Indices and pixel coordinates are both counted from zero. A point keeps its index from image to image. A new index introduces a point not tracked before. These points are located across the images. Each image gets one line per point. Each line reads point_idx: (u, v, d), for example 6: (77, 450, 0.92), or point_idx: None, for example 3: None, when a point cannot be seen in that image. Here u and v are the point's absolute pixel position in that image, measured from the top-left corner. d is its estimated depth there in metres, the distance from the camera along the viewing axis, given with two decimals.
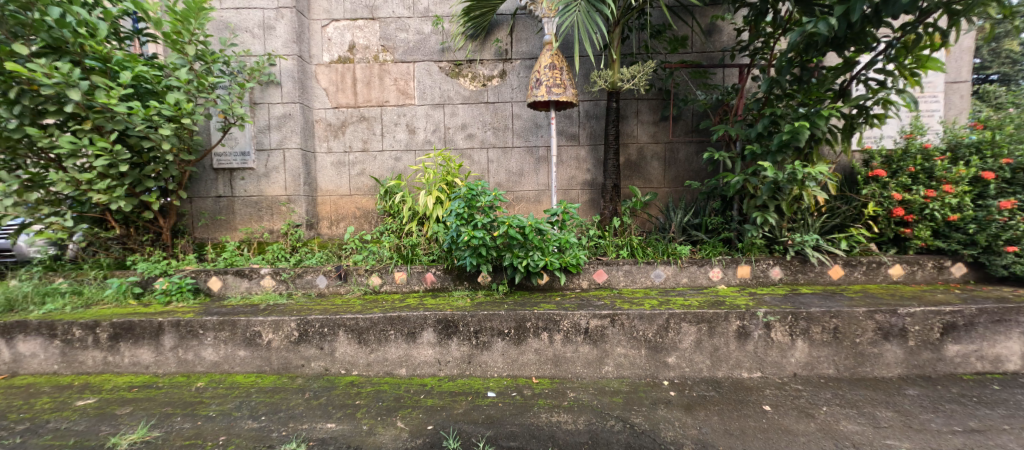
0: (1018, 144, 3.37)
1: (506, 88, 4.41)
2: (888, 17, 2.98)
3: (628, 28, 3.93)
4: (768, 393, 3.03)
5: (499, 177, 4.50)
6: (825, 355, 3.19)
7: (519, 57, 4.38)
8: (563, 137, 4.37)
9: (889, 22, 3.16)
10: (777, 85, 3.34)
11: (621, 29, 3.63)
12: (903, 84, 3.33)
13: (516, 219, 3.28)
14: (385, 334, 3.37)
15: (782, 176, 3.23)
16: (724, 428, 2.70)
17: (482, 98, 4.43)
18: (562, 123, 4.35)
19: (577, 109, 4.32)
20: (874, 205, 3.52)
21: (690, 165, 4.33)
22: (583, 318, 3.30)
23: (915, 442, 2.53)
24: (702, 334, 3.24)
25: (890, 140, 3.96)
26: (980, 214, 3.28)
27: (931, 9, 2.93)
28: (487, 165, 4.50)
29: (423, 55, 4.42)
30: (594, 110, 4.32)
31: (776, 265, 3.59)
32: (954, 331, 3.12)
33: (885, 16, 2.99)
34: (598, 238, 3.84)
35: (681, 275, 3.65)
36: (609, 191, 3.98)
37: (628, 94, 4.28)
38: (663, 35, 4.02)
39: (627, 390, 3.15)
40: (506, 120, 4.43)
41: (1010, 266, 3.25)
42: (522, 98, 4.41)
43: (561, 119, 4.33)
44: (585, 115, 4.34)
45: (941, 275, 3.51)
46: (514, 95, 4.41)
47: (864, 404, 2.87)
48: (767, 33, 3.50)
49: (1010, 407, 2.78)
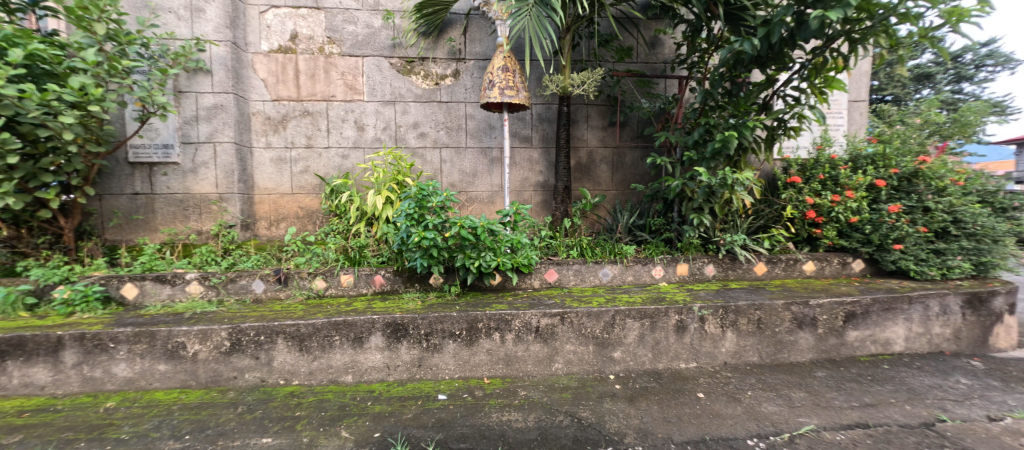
0: (903, 156, 3.84)
1: (460, 88, 4.38)
2: (802, 41, 3.37)
3: (578, 35, 4.06)
4: (702, 382, 3.29)
5: (452, 177, 4.45)
6: (751, 344, 3.52)
7: (473, 58, 4.37)
8: (517, 139, 4.41)
9: (803, 45, 3.55)
10: (711, 97, 3.64)
11: (571, 36, 3.74)
12: (815, 100, 3.73)
13: (467, 220, 3.31)
14: (330, 340, 3.23)
15: (716, 181, 3.50)
16: (663, 416, 2.90)
17: (434, 97, 4.36)
18: (515, 125, 4.40)
19: (530, 112, 4.39)
20: (792, 208, 3.92)
21: (636, 169, 4.56)
22: (535, 317, 3.38)
23: (822, 418, 2.86)
24: (645, 329, 3.45)
25: (805, 151, 4.47)
26: (874, 216, 3.72)
27: (836, 36, 3.35)
28: (440, 165, 4.43)
29: (373, 50, 4.26)
30: (546, 114, 4.41)
31: (710, 262, 3.87)
32: (854, 319, 3.56)
33: (799, 39, 3.37)
34: (550, 239, 3.93)
35: (626, 274, 3.81)
36: (560, 192, 4.08)
37: (578, 99, 4.42)
38: (611, 44, 4.21)
39: (576, 386, 3.28)
40: (459, 120, 4.40)
41: (897, 261, 3.73)
42: (475, 98, 4.41)
43: (515, 121, 4.38)
44: (537, 118, 4.41)
45: (844, 270, 3.96)
46: (467, 95, 4.40)
47: (782, 387, 3.20)
48: (702, 49, 3.81)
49: (896, 383, 3.24)
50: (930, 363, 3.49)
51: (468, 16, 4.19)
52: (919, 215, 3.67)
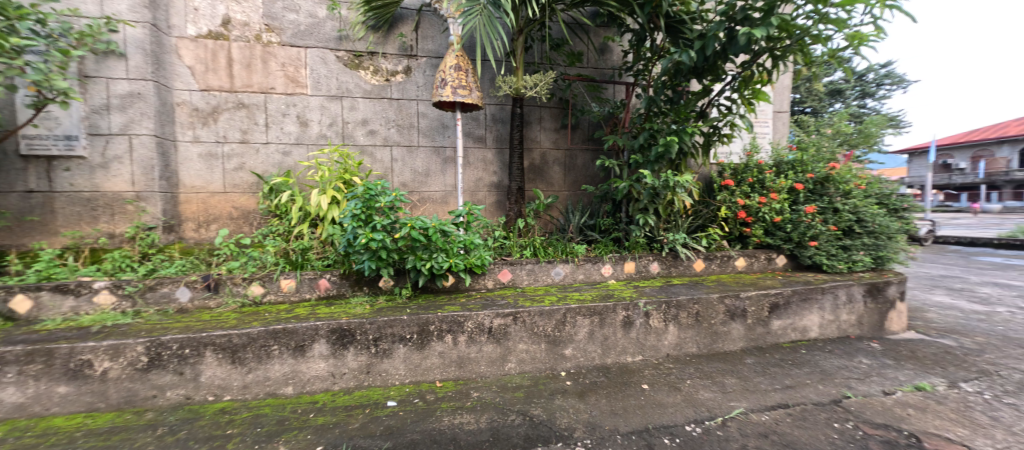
0: (817, 163, 4.28)
1: (412, 86, 4.26)
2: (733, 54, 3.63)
3: (531, 38, 4.10)
4: (646, 374, 3.46)
5: (404, 176, 4.31)
6: (690, 336, 3.75)
7: (425, 55, 4.28)
8: (470, 139, 4.37)
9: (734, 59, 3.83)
10: (654, 104, 3.84)
11: (524, 39, 3.78)
12: (745, 110, 4.06)
13: (418, 221, 3.22)
14: (268, 350, 3.00)
15: (659, 183, 3.71)
16: (610, 409, 3.01)
17: (384, 94, 4.19)
18: (469, 125, 4.35)
19: (484, 113, 4.36)
20: (725, 209, 4.25)
21: (587, 171, 4.70)
22: (487, 317, 3.37)
23: (750, 401, 3.12)
24: (594, 325, 3.55)
25: (737, 156, 4.87)
26: (795, 216, 4.12)
27: (761, 52, 3.65)
28: (391, 164, 4.27)
29: (317, 41, 4.02)
30: (500, 114, 4.41)
31: (654, 260, 4.07)
32: (778, 309, 3.91)
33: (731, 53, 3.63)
34: (503, 239, 3.97)
35: (578, 272, 3.91)
36: (513, 192, 4.12)
37: (532, 101, 4.46)
38: (562, 48, 4.30)
39: (528, 384, 3.32)
40: (411, 118, 4.27)
41: (812, 256, 4.14)
42: (428, 96, 4.30)
43: (468, 121, 4.33)
44: (491, 118, 4.40)
45: (770, 265, 4.33)
46: (420, 93, 4.28)
47: (716, 375, 3.45)
48: (646, 57, 4.02)
49: (811, 365, 3.61)
50: (839, 347, 3.92)
51: (419, 11, 4.09)
52: (831, 215, 4.11)
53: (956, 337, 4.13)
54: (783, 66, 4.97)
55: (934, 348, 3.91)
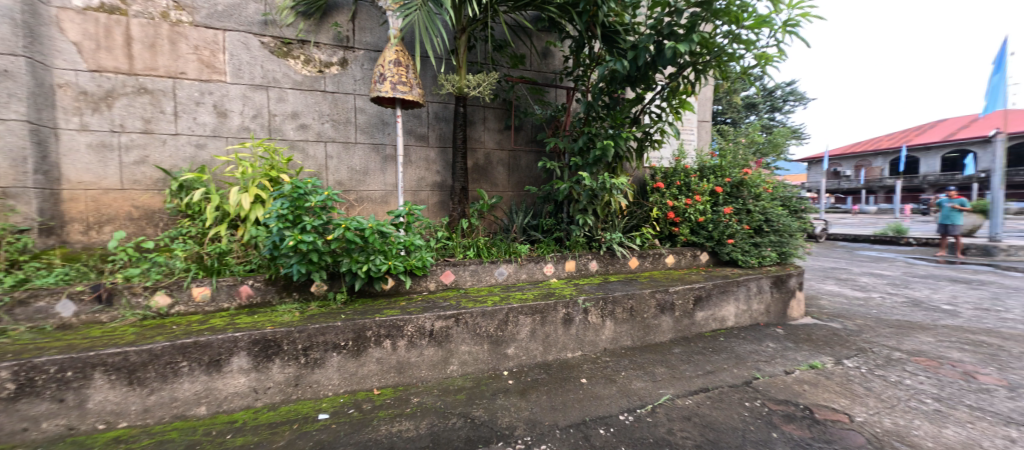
0: (733, 168, 4.69)
1: (347, 79, 4.03)
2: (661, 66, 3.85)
3: (474, 37, 4.07)
4: (585, 368, 3.57)
5: (339, 174, 4.04)
6: (625, 330, 3.93)
7: (362, 47, 4.05)
8: (412, 137, 4.24)
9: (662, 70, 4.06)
10: (592, 109, 4.01)
11: (466, 38, 3.77)
12: (673, 118, 4.33)
13: (354, 222, 3.04)
14: (175, 367, 2.66)
15: (597, 184, 3.85)
16: (550, 405, 3.06)
17: (317, 86, 3.92)
18: (410, 122, 4.22)
19: (426, 110, 4.25)
20: (657, 209, 4.52)
21: (530, 171, 4.72)
22: (428, 320, 3.26)
23: (676, 388, 3.34)
24: (535, 323, 3.59)
25: (667, 161, 5.22)
26: (716, 217, 4.48)
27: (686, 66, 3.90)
28: (326, 160, 4.00)
29: (237, 24, 3.67)
30: (443, 113, 4.32)
31: (593, 259, 4.19)
32: (702, 301, 4.22)
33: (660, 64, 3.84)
34: (446, 240, 3.93)
35: (521, 272, 3.93)
36: (457, 193, 4.12)
37: (475, 101, 4.41)
38: (505, 50, 4.33)
39: (470, 386, 3.28)
40: (347, 113, 4.04)
41: (730, 252, 4.53)
42: (365, 91, 4.10)
43: (410, 119, 4.21)
44: (434, 117, 4.30)
45: (695, 261, 4.65)
46: (357, 87, 4.07)
47: (648, 365, 3.65)
48: (585, 64, 4.18)
49: (728, 351, 3.96)
50: (751, 334, 4.33)
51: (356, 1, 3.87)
52: (745, 216, 4.52)
53: (842, 321, 4.76)
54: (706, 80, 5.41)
55: (825, 331, 4.46)
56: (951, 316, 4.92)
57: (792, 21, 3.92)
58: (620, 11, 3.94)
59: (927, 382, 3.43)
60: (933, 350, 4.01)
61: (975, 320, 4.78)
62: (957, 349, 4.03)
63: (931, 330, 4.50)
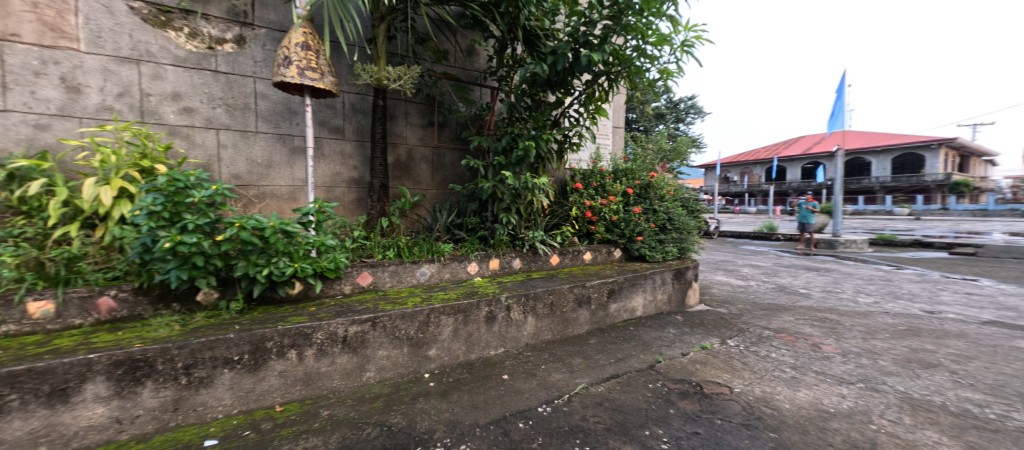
0: (642, 171, 5.03)
1: (246, 59, 3.56)
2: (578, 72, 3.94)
3: (394, 28, 4.00)
4: (507, 364, 3.56)
5: (236, 167, 3.55)
6: (546, 325, 3.99)
7: (264, 26, 3.61)
8: (325, 129, 3.89)
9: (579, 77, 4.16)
10: (515, 110, 4.07)
11: (385, 27, 3.67)
12: (590, 123, 4.48)
13: (251, 221, 2.66)
14: (3, 401, 2.14)
15: (519, 184, 3.86)
16: (471, 403, 2.99)
17: (205, 64, 3.41)
18: (323, 113, 3.88)
19: (341, 101, 3.94)
20: (576, 209, 4.71)
21: (455, 170, 4.72)
22: (341, 325, 2.99)
23: (592, 376, 3.46)
24: (458, 323, 3.48)
25: (585, 163, 5.48)
26: (627, 216, 4.77)
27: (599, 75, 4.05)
28: (219, 150, 3.48)
29: None
30: (360, 105, 4.05)
31: (516, 257, 4.20)
32: (615, 293, 4.43)
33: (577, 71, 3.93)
34: (363, 239, 3.72)
35: (443, 272, 3.82)
36: (376, 190, 3.95)
37: (396, 95, 4.29)
38: (427, 44, 4.29)
39: (388, 392, 3.08)
40: (245, 98, 3.56)
41: (639, 249, 4.82)
42: (268, 75, 3.65)
43: (322, 109, 3.87)
44: (350, 108, 4.01)
45: (610, 257, 4.86)
46: (257, 70, 3.61)
47: (565, 356, 3.75)
48: (508, 65, 4.24)
49: (634, 338, 4.20)
50: (655, 321, 4.64)
51: None
52: (652, 215, 4.86)
53: (727, 306, 5.34)
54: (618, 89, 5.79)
55: (714, 316, 4.95)
56: (806, 297, 5.79)
57: (688, 41, 4.24)
58: (540, 16, 4.00)
59: (786, 353, 3.94)
60: (791, 326, 4.63)
61: (821, 300, 5.67)
62: (808, 325, 4.69)
63: (792, 310, 5.20)
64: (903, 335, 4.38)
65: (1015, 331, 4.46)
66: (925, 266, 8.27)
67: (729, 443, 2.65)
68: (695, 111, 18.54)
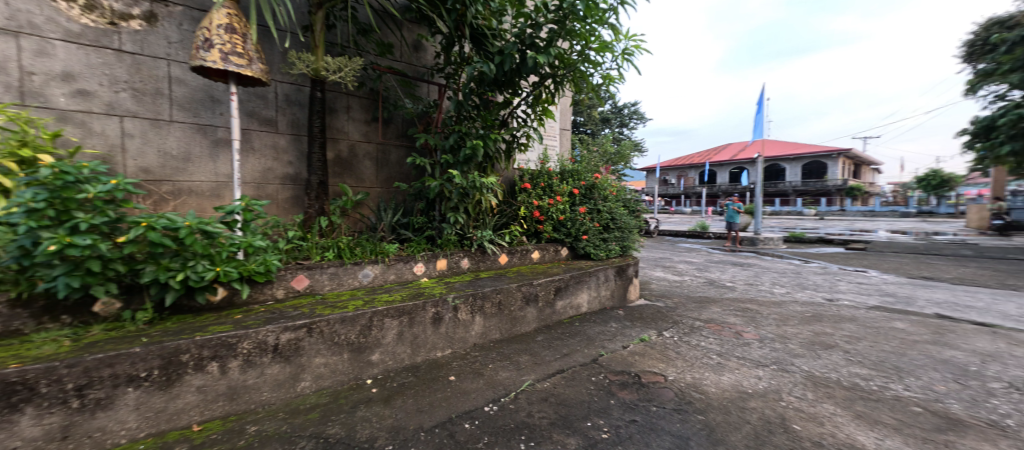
0: (588, 172, 5.09)
1: (158, 39, 3.20)
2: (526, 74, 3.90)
3: (334, 16, 3.76)
4: (454, 365, 3.45)
5: (147, 159, 3.19)
6: (494, 324, 3.91)
7: (177, 2, 3.28)
8: (255, 121, 3.59)
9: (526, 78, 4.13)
10: (463, 108, 3.95)
11: (323, 14, 3.44)
12: (537, 125, 4.46)
13: (161, 220, 2.40)
14: None
15: (467, 183, 3.75)
16: (416, 407, 2.86)
17: (103, 41, 3.03)
18: (253, 103, 3.58)
19: (274, 91, 3.66)
20: (524, 208, 4.67)
21: (401, 168, 4.54)
22: (272, 333, 2.75)
23: (537, 372, 3.42)
24: (403, 326, 3.31)
25: (533, 163, 5.47)
26: (573, 215, 4.80)
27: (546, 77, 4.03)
28: (121, 139, 3.11)
29: None
30: (296, 96, 3.78)
31: (465, 256, 4.09)
32: (562, 291, 4.44)
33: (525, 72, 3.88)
34: (299, 240, 3.46)
35: (388, 273, 3.64)
36: (315, 187, 3.68)
37: (337, 87, 4.05)
38: (370, 36, 4.08)
39: (326, 402, 2.88)
40: (157, 83, 3.21)
41: (585, 247, 4.87)
42: (185, 58, 3.32)
43: (251, 99, 3.57)
44: (284, 99, 3.73)
45: (557, 256, 4.87)
46: (172, 52, 3.27)
47: (513, 354, 3.69)
48: (456, 62, 4.12)
49: (577, 333, 4.21)
50: (598, 317, 4.69)
51: None
52: (597, 215, 4.93)
53: (664, 299, 5.52)
54: (565, 91, 5.84)
55: (652, 309, 5.08)
56: (729, 289, 6.13)
57: (629, 50, 4.32)
58: (488, 15, 3.92)
59: (713, 341, 4.10)
60: (718, 317, 4.85)
61: (744, 291, 6.03)
62: (732, 314, 4.94)
63: (718, 302, 5.46)
64: (807, 321, 4.71)
65: (895, 314, 4.96)
66: (826, 259, 9.11)
67: (664, 428, 2.70)
68: (638, 117, 19.18)
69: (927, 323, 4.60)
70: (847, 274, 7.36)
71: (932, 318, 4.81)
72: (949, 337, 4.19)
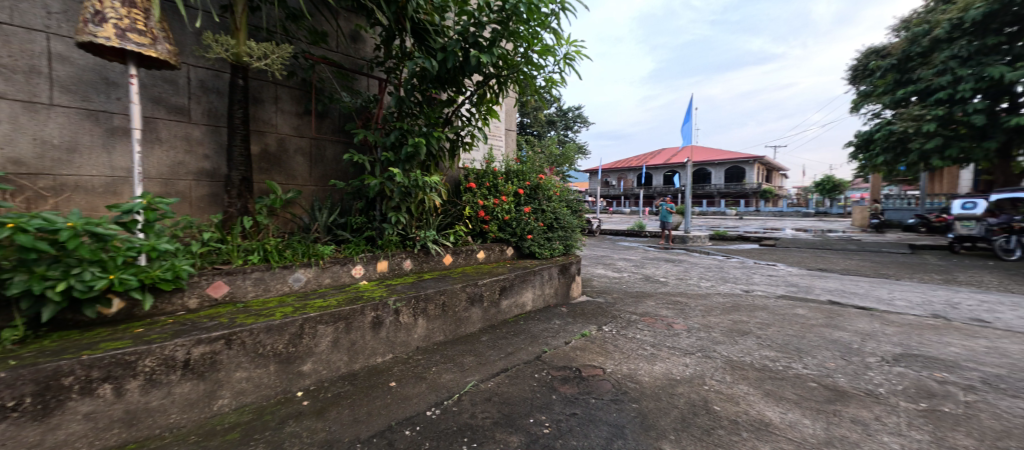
0: (532, 172, 5.05)
1: (32, 8, 2.77)
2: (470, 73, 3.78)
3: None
4: (395, 370, 3.25)
5: (20, 147, 2.74)
6: (438, 326, 3.74)
7: None
8: (162, 109, 3.20)
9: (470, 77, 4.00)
10: (404, 104, 3.75)
11: None
12: (481, 125, 4.35)
13: (34, 220, 2.07)
14: None
15: (409, 182, 3.56)
16: (352, 418, 2.65)
17: None
18: (159, 88, 3.19)
19: (185, 76, 3.28)
20: (469, 208, 4.54)
21: (337, 164, 4.26)
22: (181, 348, 2.43)
23: (481, 372, 3.30)
24: (339, 332, 3.07)
25: (478, 162, 5.35)
26: (518, 215, 4.74)
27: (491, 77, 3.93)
28: None
29: None
30: (213, 83, 3.42)
31: (407, 257, 3.91)
32: (507, 290, 4.35)
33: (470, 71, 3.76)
34: (217, 243, 3.11)
35: (323, 276, 3.38)
36: (236, 184, 3.34)
37: (262, 76, 3.72)
38: (301, 23, 3.78)
39: (249, 419, 2.60)
40: (31, 59, 2.78)
41: (530, 247, 4.82)
42: (68, 33, 2.91)
43: (158, 83, 3.18)
44: (199, 86, 3.36)
45: (502, 255, 4.79)
46: (52, 24, 2.84)
47: (457, 356, 3.55)
48: (397, 56, 3.92)
49: (522, 332, 4.14)
50: (541, 315, 4.65)
51: None
52: (541, 214, 4.91)
53: (603, 295, 5.61)
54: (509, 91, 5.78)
55: (593, 305, 5.12)
56: (660, 284, 6.35)
57: (570, 56, 4.29)
58: (430, 10, 3.72)
59: (646, 333, 4.20)
60: (651, 310, 4.97)
61: (675, 285, 6.29)
62: (664, 307, 5.09)
63: (652, 296, 5.64)
64: (727, 310, 4.96)
65: (796, 301, 5.38)
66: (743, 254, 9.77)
67: (601, 419, 2.69)
68: (582, 121, 19.59)
69: (821, 308, 5.01)
70: (758, 267, 7.94)
71: (826, 304, 5.23)
72: (837, 319, 4.58)
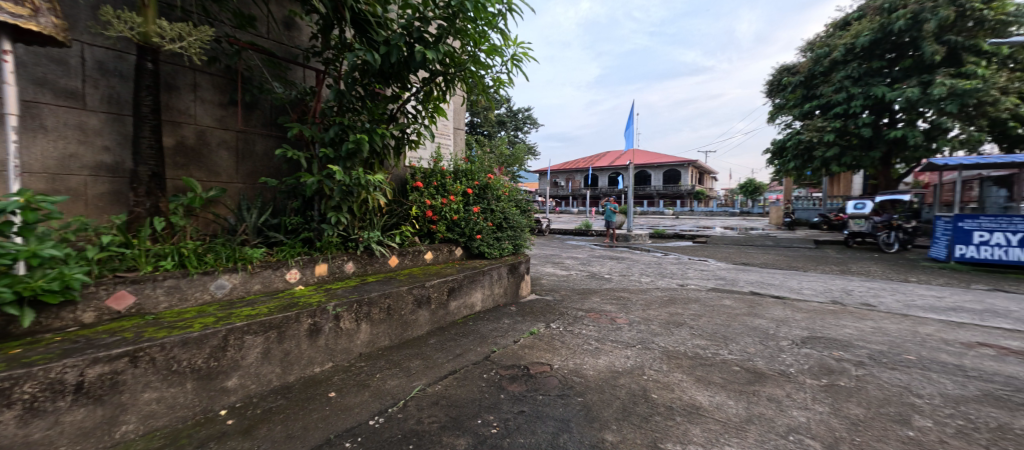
0: (481, 171, 4.92)
1: None
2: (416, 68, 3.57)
3: None
4: (336, 380, 3.00)
5: None
6: (382, 330, 3.51)
7: None
8: (47, 92, 2.77)
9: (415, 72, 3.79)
10: (344, 98, 3.48)
11: None
12: (428, 123, 4.14)
13: None
14: None
15: (350, 181, 3.32)
16: (285, 434, 2.40)
17: None
18: (43, 68, 2.76)
19: (77, 55, 2.86)
20: (416, 208, 4.34)
21: (268, 160, 3.92)
22: (70, 369, 2.10)
23: (428, 377, 3.12)
24: (270, 342, 2.78)
25: (424, 161, 5.14)
26: (467, 215, 4.60)
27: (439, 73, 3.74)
28: None
29: None
30: (114, 65, 3.01)
31: (349, 259, 3.66)
32: (455, 291, 4.20)
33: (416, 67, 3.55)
34: (119, 248, 2.71)
35: (252, 282, 3.08)
36: (144, 180, 2.95)
37: (177, 60, 3.33)
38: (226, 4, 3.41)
39: (161, 445, 2.28)
40: None
41: (479, 247, 4.70)
42: None
43: (41, 62, 2.75)
44: (96, 67, 2.94)
45: (451, 256, 4.63)
46: None
47: (403, 361, 3.34)
48: (336, 47, 3.65)
49: (471, 332, 4.00)
50: (490, 314, 4.52)
51: None
52: (490, 214, 4.80)
53: (552, 293, 5.59)
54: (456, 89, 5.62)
55: (541, 303, 5.07)
56: (605, 280, 6.45)
57: (518, 57, 4.17)
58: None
59: (591, 328, 4.19)
60: (596, 306, 5.00)
61: (620, 281, 6.41)
62: (608, 303, 5.14)
63: (598, 292, 5.70)
64: (666, 304, 5.10)
65: (724, 292, 5.67)
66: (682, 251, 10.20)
67: (548, 414, 2.62)
68: (531, 122, 19.70)
69: (744, 298, 5.29)
70: (693, 263, 8.28)
71: (749, 294, 5.55)
72: (757, 308, 4.83)
